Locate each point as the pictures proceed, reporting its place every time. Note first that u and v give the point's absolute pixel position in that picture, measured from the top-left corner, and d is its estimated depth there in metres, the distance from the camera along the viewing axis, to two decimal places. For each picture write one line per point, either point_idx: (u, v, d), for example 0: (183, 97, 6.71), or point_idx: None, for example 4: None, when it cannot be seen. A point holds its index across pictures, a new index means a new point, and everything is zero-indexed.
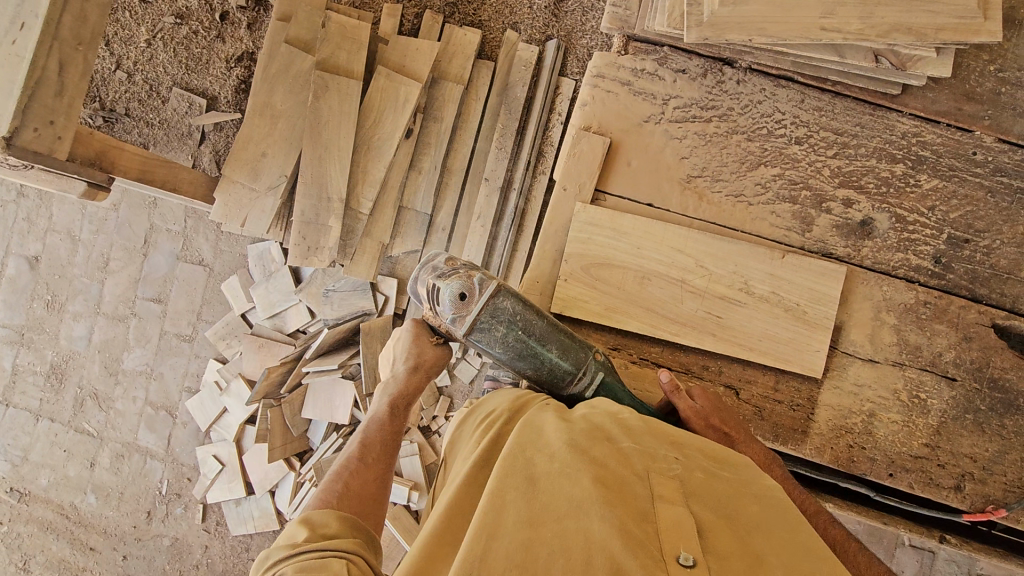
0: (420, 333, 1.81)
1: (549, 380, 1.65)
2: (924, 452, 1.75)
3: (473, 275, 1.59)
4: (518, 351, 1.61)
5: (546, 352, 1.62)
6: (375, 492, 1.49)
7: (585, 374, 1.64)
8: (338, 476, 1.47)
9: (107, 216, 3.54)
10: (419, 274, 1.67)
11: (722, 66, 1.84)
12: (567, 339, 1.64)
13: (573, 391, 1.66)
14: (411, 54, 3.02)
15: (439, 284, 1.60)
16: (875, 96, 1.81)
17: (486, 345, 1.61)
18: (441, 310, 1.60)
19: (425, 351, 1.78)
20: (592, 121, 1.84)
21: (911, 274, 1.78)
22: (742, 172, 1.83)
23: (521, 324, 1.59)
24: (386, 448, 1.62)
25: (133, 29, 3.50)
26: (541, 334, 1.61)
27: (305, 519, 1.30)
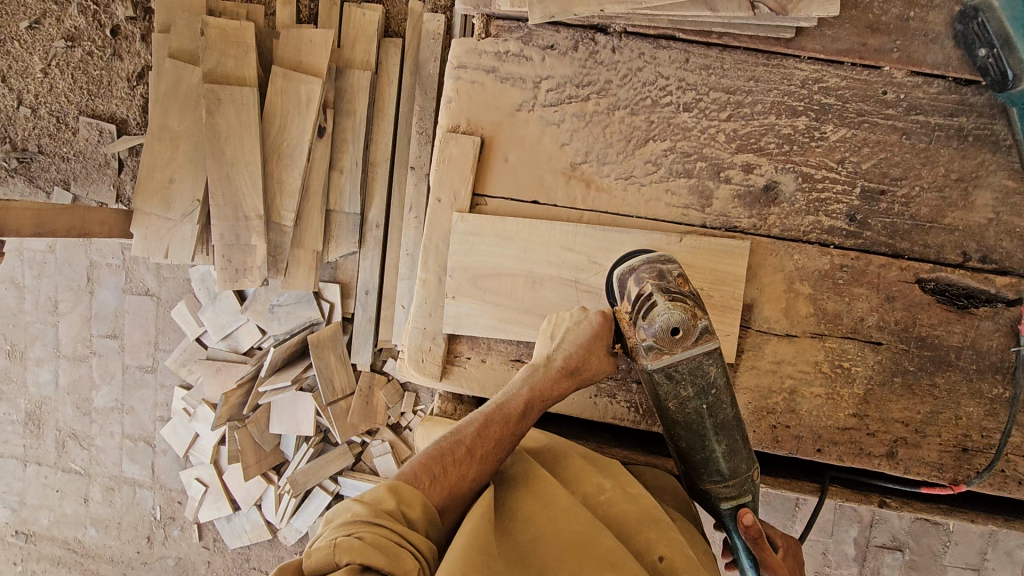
0: (599, 336, 1.47)
1: (694, 466, 1.51)
2: (852, 422, 1.66)
3: (699, 320, 1.35)
4: (689, 420, 1.43)
5: (714, 442, 1.45)
6: (464, 490, 1.31)
7: (735, 485, 1.51)
8: (440, 455, 1.30)
9: (45, 259, 3.48)
10: (640, 267, 1.43)
11: (594, 34, 1.64)
12: (739, 444, 1.48)
13: (712, 489, 1.52)
14: (305, 47, 2.79)
15: (658, 299, 1.35)
16: (767, 43, 1.60)
17: (660, 390, 1.42)
18: (644, 329, 1.36)
19: (591, 356, 1.47)
20: (460, 119, 1.68)
21: (824, 238, 1.64)
22: (629, 151, 1.66)
23: (712, 398, 1.41)
24: (498, 449, 1.38)
25: (26, 59, 3.29)
26: (721, 422, 1.44)
27: (394, 485, 1.21)
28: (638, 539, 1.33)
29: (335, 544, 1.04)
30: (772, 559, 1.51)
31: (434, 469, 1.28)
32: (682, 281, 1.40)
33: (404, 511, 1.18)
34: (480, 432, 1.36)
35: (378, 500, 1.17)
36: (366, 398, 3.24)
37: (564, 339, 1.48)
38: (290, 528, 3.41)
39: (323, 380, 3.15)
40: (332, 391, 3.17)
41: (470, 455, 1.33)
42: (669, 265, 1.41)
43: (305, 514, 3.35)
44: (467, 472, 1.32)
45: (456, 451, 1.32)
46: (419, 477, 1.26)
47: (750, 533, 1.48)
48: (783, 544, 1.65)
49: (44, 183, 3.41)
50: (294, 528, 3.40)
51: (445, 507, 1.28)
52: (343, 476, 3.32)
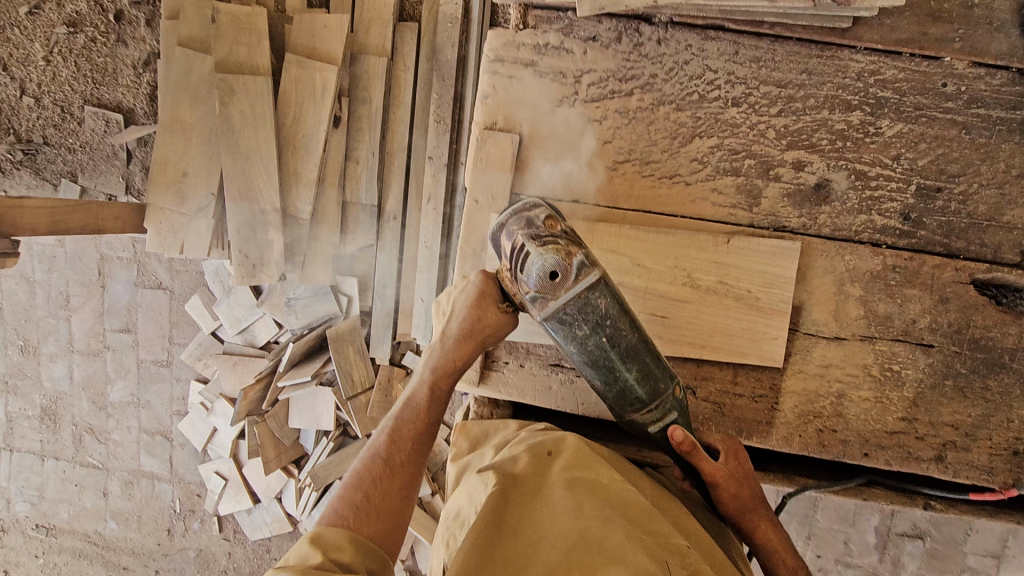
0: (486, 294, 1.35)
1: (612, 401, 1.36)
2: (901, 426, 1.62)
3: (573, 254, 1.20)
4: (594, 357, 1.28)
5: (624, 371, 1.29)
6: (397, 504, 1.32)
7: (657, 408, 1.36)
8: (359, 482, 1.31)
9: (55, 252, 3.42)
10: (507, 221, 1.28)
11: (638, 24, 1.56)
12: (650, 365, 1.32)
13: (636, 420, 1.38)
14: (319, 32, 2.69)
15: (529, 249, 1.20)
16: (822, 33, 1.52)
17: (561, 339, 1.28)
18: (524, 282, 1.22)
19: (485, 315, 1.35)
20: (497, 115, 1.61)
21: (876, 238, 1.58)
22: (674, 149, 1.59)
23: (609, 329, 1.25)
24: (416, 446, 1.37)
25: (27, 46, 3.18)
26: (627, 350, 1.28)
27: (316, 534, 1.22)
28: (655, 522, 1.24)
29: None
30: (711, 470, 1.39)
31: (355, 498, 1.29)
32: (553, 223, 1.25)
33: (334, 557, 1.17)
34: (393, 441, 1.36)
35: (304, 557, 1.16)
36: (385, 392, 3.21)
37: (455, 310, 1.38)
38: (311, 521, 3.41)
39: (342, 375, 3.12)
40: (352, 385, 3.15)
41: (389, 468, 1.33)
42: (533, 208, 1.26)
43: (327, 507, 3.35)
44: (389, 485, 1.32)
45: (371, 471, 1.32)
46: (343, 512, 1.27)
47: (682, 447, 1.38)
48: (725, 449, 1.49)
49: (52, 175, 3.33)
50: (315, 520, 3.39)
51: (383, 531, 1.30)
52: None
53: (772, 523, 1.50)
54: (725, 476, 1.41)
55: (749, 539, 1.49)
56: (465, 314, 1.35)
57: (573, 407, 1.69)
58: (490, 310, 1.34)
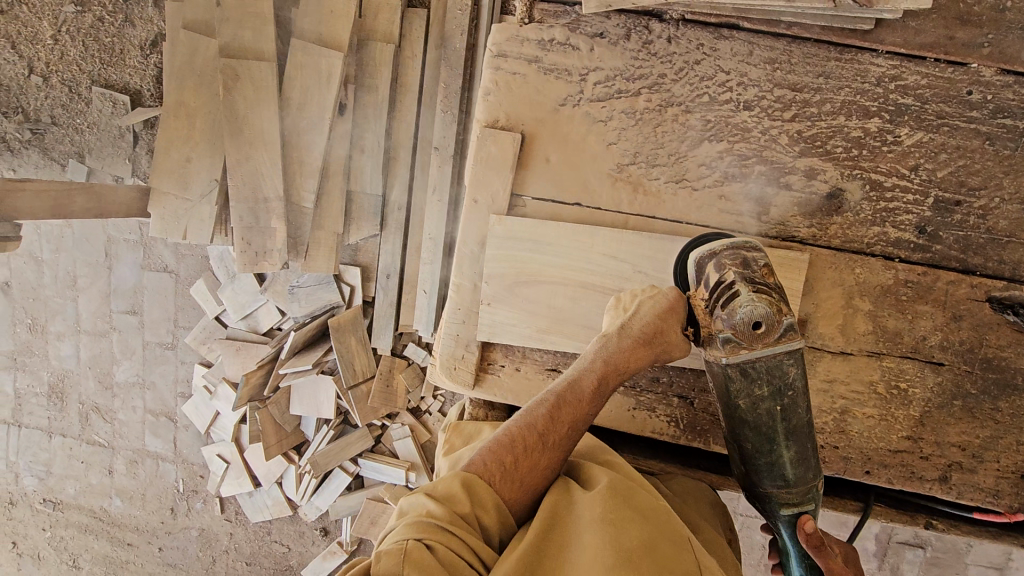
0: (673, 311, 1.32)
1: (755, 470, 1.38)
2: (905, 445, 1.58)
3: (781, 316, 1.26)
4: (760, 423, 1.32)
5: (784, 448, 1.34)
6: (536, 479, 1.27)
7: (800, 492, 1.38)
8: (511, 445, 1.24)
9: (62, 233, 3.44)
10: (721, 252, 1.31)
11: (649, 21, 1.50)
12: (809, 452, 1.37)
13: (773, 493, 1.38)
14: (325, 17, 2.63)
15: (741, 290, 1.25)
16: (842, 35, 1.46)
17: (734, 391, 1.32)
18: (722, 320, 1.27)
19: (669, 329, 1.31)
20: (499, 113, 1.55)
21: (889, 251, 1.52)
22: (681, 153, 1.53)
23: (786, 400, 1.32)
24: (569, 432, 1.31)
25: (34, 24, 3.16)
26: (794, 427, 1.34)
27: (466, 481, 1.19)
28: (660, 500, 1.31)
29: (406, 548, 1.05)
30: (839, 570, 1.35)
31: (505, 460, 1.23)
32: (766, 272, 1.30)
33: (477, 514, 1.17)
34: (552, 418, 1.28)
35: (452, 496, 1.16)
36: (386, 382, 3.20)
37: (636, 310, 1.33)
38: (311, 506, 3.44)
39: (343, 364, 3.11)
40: (354, 374, 3.14)
41: (541, 442, 1.27)
42: (749, 252, 1.30)
43: (327, 494, 3.37)
44: (535, 462, 1.27)
45: (525, 440, 1.25)
46: (491, 470, 1.22)
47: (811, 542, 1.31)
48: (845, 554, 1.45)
49: (61, 155, 3.33)
50: (315, 506, 3.42)
51: (518, 498, 1.25)
52: (363, 458, 3.31)
53: None
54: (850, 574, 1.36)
55: None
56: (656, 319, 1.30)
57: None
58: (674, 325, 1.32)
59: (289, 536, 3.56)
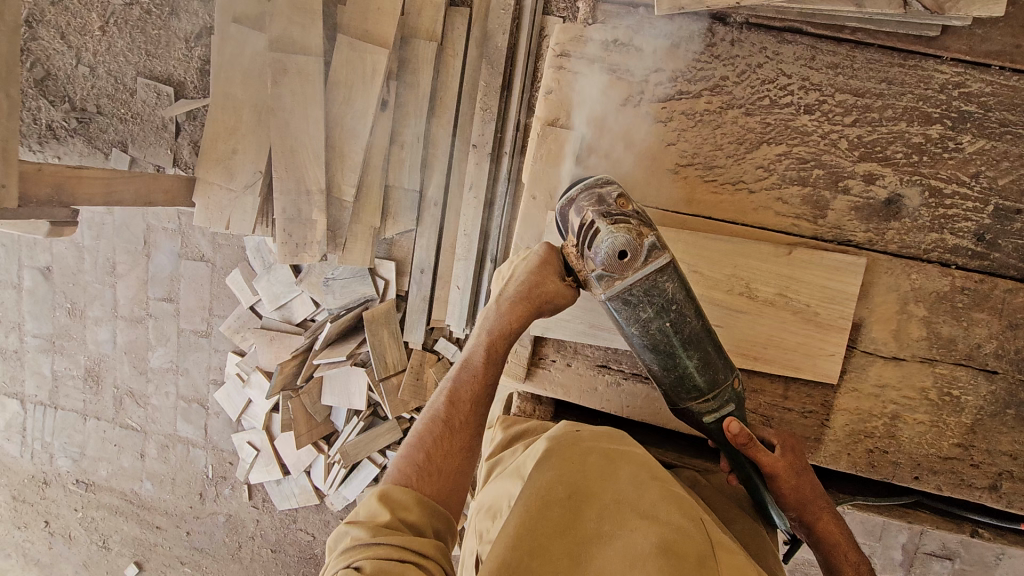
0: (548, 263, 1.35)
1: (668, 388, 1.36)
2: (955, 452, 1.58)
3: (645, 236, 1.18)
4: (656, 343, 1.28)
5: (685, 358, 1.30)
6: (458, 466, 1.24)
7: (715, 398, 1.37)
8: (420, 443, 1.24)
9: (103, 221, 3.51)
10: (578, 197, 1.27)
11: (712, 24, 1.52)
12: (712, 354, 1.33)
13: (693, 408, 1.38)
14: (373, 13, 2.67)
15: (599, 226, 1.19)
16: (907, 42, 1.47)
17: (623, 322, 1.27)
18: (591, 259, 1.21)
19: (547, 282, 1.33)
20: (559, 112, 1.58)
21: (946, 258, 1.52)
22: (740, 155, 1.54)
23: (674, 315, 1.25)
24: (476, 408, 1.30)
25: (85, 16, 3.24)
26: (690, 337, 1.29)
27: (383, 494, 1.15)
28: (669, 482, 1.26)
29: None
30: (770, 462, 1.38)
31: (418, 459, 1.22)
32: (624, 203, 1.24)
33: (402, 519, 1.12)
34: (452, 402, 1.29)
35: (373, 514, 1.12)
36: (416, 375, 3.23)
37: (515, 275, 1.37)
38: (338, 496, 3.48)
39: (376, 357, 3.15)
40: (385, 366, 3.18)
41: (449, 429, 1.26)
42: (605, 184, 1.25)
43: (354, 484, 3.42)
44: (450, 449, 1.25)
45: (433, 431, 1.25)
46: (407, 475, 1.20)
47: (737, 440, 1.35)
48: (780, 443, 1.44)
49: (106, 145, 3.40)
50: (342, 495, 3.46)
51: (449, 494, 1.22)
52: (391, 450, 3.35)
53: (834, 516, 1.44)
54: (783, 468, 1.39)
55: (809, 532, 1.43)
56: (529, 276, 1.33)
57: (618, 409, 1.69)
58: (551, 277, 1.33)
59: (315, 525, 3.61)
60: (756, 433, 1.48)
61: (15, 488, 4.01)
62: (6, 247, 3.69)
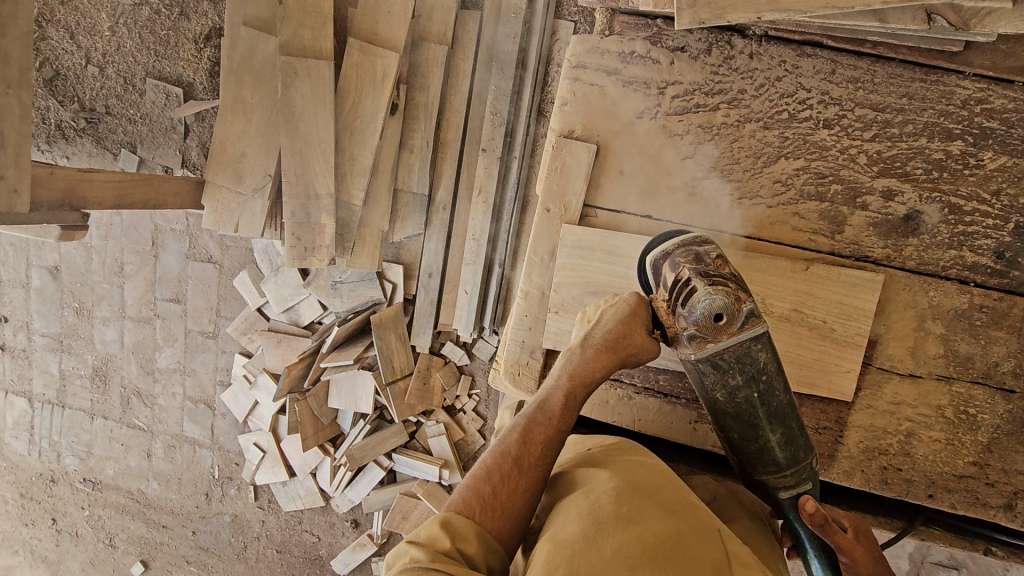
0: (637, 314, 1.33)
1: (747, 460, 1.38)
2: (971, 470, 1.56)
3: (742, 301, 1.22)
4: (740, 412, 1.31)
5: (768, 431, 1.33)
6: (521, 507, 1.23)
7: (794, 474, 1.38)
8: (488, 477, 1.24)
9: (112, 221, 3.52)
10: (674, 251, 1.28)
11: (730, 37, 1.50)
12: (795, 430, 1.36)
13: (769, 481, 1.39)
14: (383, 17, 2.66)
15: (698, 286, 1.22)
16: (928, 56, 1.45)
17: (708, 382, 1.30)
18: (685, 318, 1.24)
19: (633, 333, 1.32)
20: (575, 124, 1.57)
21: (964, 275, 1.51)
22: (758, 169, 1.53)
23: (763, 385, 1.29)
24: (547, 452, 1.29)
25: (94, 16, 3.24)
26: (774, 411, 1.32)
27: (445, 519, 1.16)
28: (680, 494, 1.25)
29: None
30: (844, 543, 1.35)
31: (484, 493, 1.22)
32: (721, 263, 1.26)
33: (461, 549, 1.12)
34: (524, 441, 1.28)
35: (433, 538, 1.12)
36: (424, 379, 3.23)
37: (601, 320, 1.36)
38: (344, 498, 3.48)
39: (383, 360, 3.14)
40: (393, 370, 3.18)
41: (518, 468, 1.25)
42: (702, 242, 1.27)
43: (360, 486, 3.42)
44: (516, 489, 1.24)
45: (501, 466, 1.25)
46: (471, 505, 1.21)
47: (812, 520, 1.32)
48: (852, 526, 1.41)
49: (114, 145, 3.39)
50: (348, 498, 3.47)
51: (507, 531, 1.21)
52: (398, 453, 3.35)
53: None
54: (854, 546, 1.35)
55: None
56: (617, 325, 1.32)
57: (630, 423, 1.67)
58: (638, 329, 1.32)
59: (320, 526, 3.61)
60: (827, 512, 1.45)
61: (22, 485, 4.03)
62: (14, 246, 3.69)
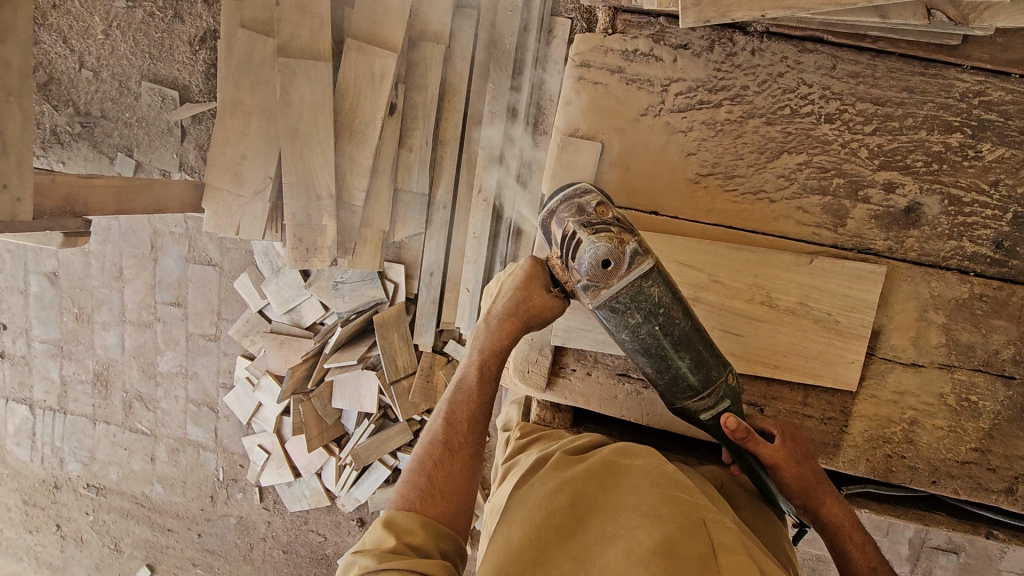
0: (534, 277, 1.37)
1: (663, 388, 1.38)
2: (972, 457, 1.59)
3: (626, 242, 1.21)
4: (647, 347, 1.30)
5: (677, 359, 1.32)
6: (461, 488, 1.28)
7: (710, 396, 1.38)
8: (421, 467, 1.28)
9: (110, 225, 3.51)
10: (558, 209, 1.28)
11: (733, 33, 1.52)
12: (705, 354, 1.35)
13: (689, 406, 1.40)
14: (381, 17, 2.66)
15: (581, 237, 1.21)
16: (928, 50, 1.47)
17: (612, 327, 1.29)
18: (576, 270, 1.23)
19: (532, 297, 1.35)
20: (579, 122, 1.58)
21: (965, 265, 1.53)
22: (761, 164, 1.54)
23: (662, 317, 1.27)
24: (471, 427, 1.34)
25: (87, 19, 3.22)
26: (681, 338, 1.30)
27: (388, 519, 1.21)
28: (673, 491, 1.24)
29: None
30: (768, 451, 1.40)
31: (420, 482, 1.27)
32: (604, 209, 1.25)
33: (408, 542, 1.17)
34: (449, 423, 1.33)
35: (380, 541, 1.17)
36: (426, 377, 3.24)
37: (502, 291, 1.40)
38: (349, 497, 3.49)
39: (386, 360, 3.16)
40: (396, 369, 3.19)
41: (448, 450, 1.30)
42: (582, 192, 1.27)
43: (365, 485, 3.43)
44: (450, 470, 1.29)
45: (431, 453, 1.30)
46: (410, 497, 1.26)
47: (733, 432, 1.37)
48: (779, 433, 1.46)
49: (110, 149, 3.37)
50: (353, 497, 3.48)
51: (453, 514, 1.26)
52: (402, 451, 3.36)
53: (841, 502, 1.46)
54: (783, 455, 1.41)
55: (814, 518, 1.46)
56: (514, 292, 1.35)
57: (638, 417, 1.69)
58: (536, 291, 1.35)
59: (326, 526, 3.63)
60: (755, 424, 1.51)
61: (25, 492, 4.02)
62: (12, 252, 3.67)
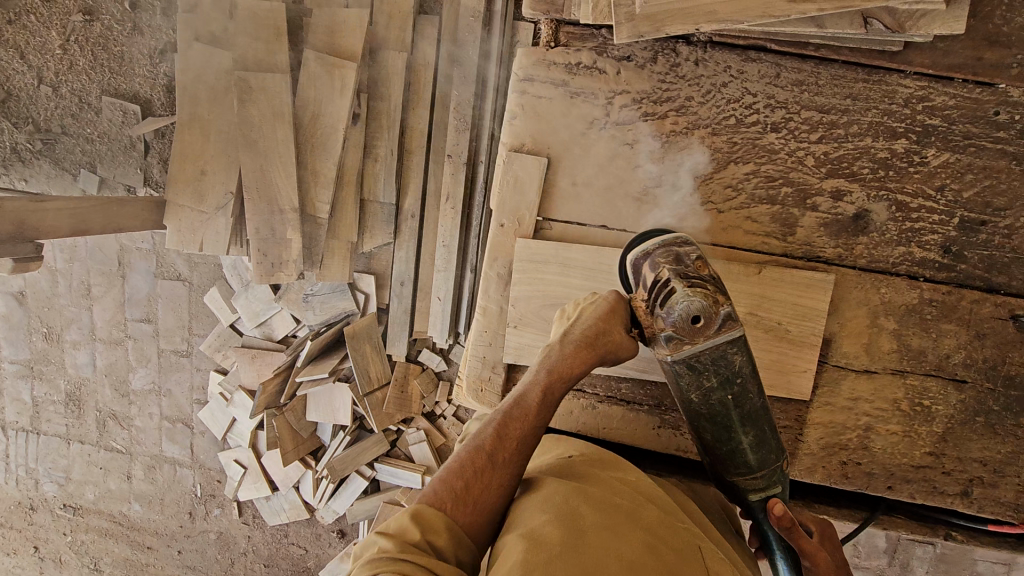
0: (615, 314, 1.30)
1: (718, 460, 1.38)
2: (927, 460, 1.60)
3: (720, 304, 1.21)
4: (713, 413, 1.30)
5: (740, 434, 1.32)
6: (493, 503, 1.17)
7: (763, 476, 1.39)
8: (461, 470, 1.16)
9: (76, 244, 3.45)
10: (654, 251, 1.29)
11: (675, 45, 1.51)
12: (766, 433, 1.36)
13: (739, 483, 1.40)
14: (338, 28, 2.63)
15: (676, 287, 1.20)
16: (870, 57, 1.46)
17: (684, 386, 1.28)
18: (662, 319, 1.22)
19: (613, 333, 1.28)
20: (525, 137, 1.57)
21: (913, 270, 1.53)
22: (709, 175, 1.53)
23: (736, 388, 1.28)
24: (521, 449, 1.22)
25: (43, 34, 3.16)
26: (750, 412, 1.31)
27: (416, 512, 1.08)
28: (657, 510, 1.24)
29: None
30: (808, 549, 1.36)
31: (456, 488, 1.14)
32: (700, 265, 1.26)
33: (430, 541, 1.06)
34: (500, 438, 1.21)
35: (403, 530, 1.05)
36: (401, 387, 3.23)
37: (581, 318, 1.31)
38: (328, 509, 3.47)
39: (359, 371, 3.13)
40: (369, 381, 3.17)
41: (491, 464, 1.18)
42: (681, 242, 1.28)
43: (344, 497, 3.41)
44: (489, 483, 1.17)
45: (474, 460, 1.17)
46: (442, 498, 1.13)
47: (779, 520, 1.34)
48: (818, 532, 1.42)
49: (72, 165, 3.32)
50: (332, 510, 3.46)
51: (477, 525, 1.15)
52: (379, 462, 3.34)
53: None
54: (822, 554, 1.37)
55: None
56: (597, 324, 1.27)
57: (595, 431, 1.69)
58: (619, 331, 1.28)
59: (306, 538, 3.60)
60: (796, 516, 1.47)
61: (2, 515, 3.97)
62: None
